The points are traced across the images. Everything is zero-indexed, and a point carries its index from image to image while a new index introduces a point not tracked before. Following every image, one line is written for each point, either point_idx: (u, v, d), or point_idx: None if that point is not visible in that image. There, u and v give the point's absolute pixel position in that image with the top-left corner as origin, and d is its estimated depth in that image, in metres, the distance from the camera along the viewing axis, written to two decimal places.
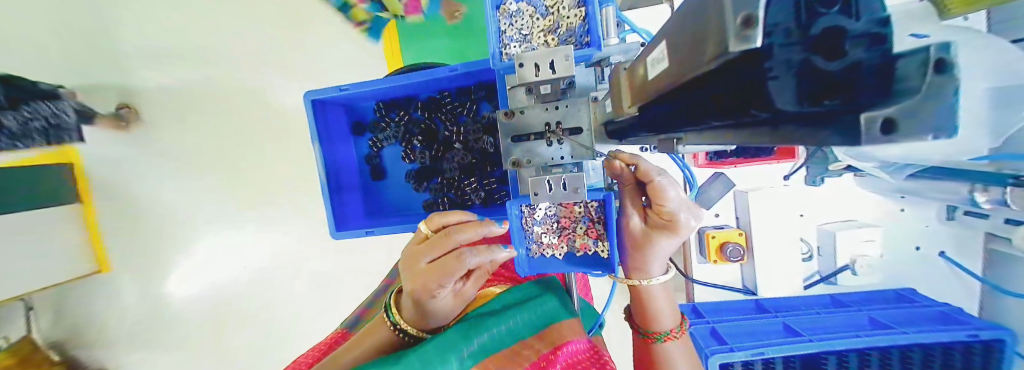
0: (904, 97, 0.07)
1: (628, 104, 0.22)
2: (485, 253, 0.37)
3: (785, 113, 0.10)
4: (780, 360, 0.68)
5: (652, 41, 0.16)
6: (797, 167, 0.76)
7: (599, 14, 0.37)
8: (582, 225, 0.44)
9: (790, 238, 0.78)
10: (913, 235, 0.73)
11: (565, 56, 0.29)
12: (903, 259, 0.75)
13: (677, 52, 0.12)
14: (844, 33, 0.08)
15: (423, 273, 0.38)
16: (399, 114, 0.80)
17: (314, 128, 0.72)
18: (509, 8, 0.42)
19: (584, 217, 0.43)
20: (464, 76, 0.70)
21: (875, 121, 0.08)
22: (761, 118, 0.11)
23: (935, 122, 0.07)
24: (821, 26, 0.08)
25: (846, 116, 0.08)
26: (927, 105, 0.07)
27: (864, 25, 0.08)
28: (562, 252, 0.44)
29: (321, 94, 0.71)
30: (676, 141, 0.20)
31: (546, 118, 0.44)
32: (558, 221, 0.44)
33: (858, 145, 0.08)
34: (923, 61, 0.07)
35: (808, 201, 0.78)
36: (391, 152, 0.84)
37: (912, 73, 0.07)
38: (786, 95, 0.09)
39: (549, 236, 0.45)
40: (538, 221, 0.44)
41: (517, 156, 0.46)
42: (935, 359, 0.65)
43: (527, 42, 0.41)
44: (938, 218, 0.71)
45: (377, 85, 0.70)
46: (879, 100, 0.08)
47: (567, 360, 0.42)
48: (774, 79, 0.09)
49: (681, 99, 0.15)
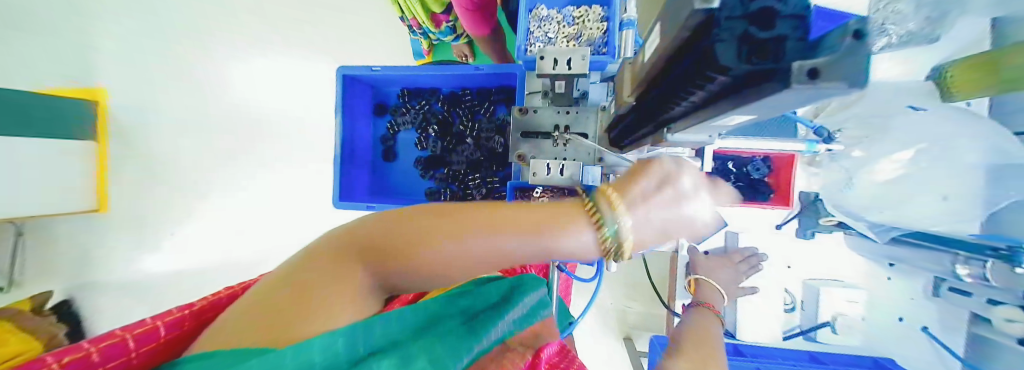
0: (826, 53, 0.10)
1: (626, 93, 0.25)
2: (674, 208, 0.26)
3: (732, 74, 0.12)
4: None
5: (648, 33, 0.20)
6: (790, 218, 0.77)
7: (620, 32, 0.41)
8: None
9: (775, 286, 0.79)
10: (896, 305, 0.75)
11: (582, 56, 0.32)
12: (886, 328, 0.76)
13: (669, 26, 0.15)
14: (775, 12, 0.11)
15: (535, 230, 0.26)
16: (421, 103, 0.85)
17: (340, 100, 0.78)
18: (542, 19, 0.46)
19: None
20: (488, 76, 0.74)
21: (804, 70, 0.10)
22: (720, 85, 0.14)
23: (849, 71, 0.09)
24: (758, 5, 0.11)
25: (777, 72, 0.11)
26: (838, 63, 0.10)
27: (794, 6, 0.11)
28: None
29: (353, 71, 0.77)
30: (670, 134, 0.22)
31: (555, 120, 0.48)
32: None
33: (790, 92, 0.11)
34: (838, 30, 0.10)
35: (796, 252, 0.79)
36: (406, 137, 0.88)
37: (836, 38, 0.10)
38: (731, 56, 0.12)
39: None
40: None
41: (524, 151, 0.49)
42: None
43: (551, 44, 0.45)
44: (924, 293, 0.72)
45: (406, 71, 0.76)
46: (807, 55, 0.10)
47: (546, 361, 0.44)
48: (721, 43, 0.12)
49: (670, 76, 0.17)
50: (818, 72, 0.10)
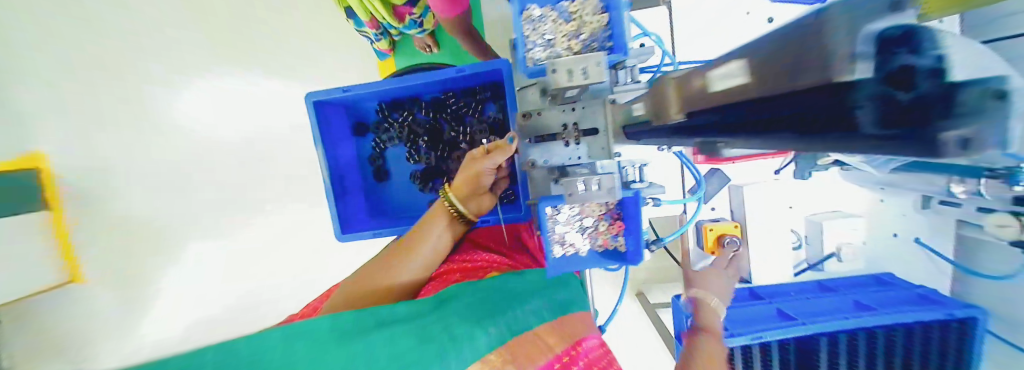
0: (970, 120, 0.08)
1: (675, 110, 0.24)
2: None
3: (856, 131, 0.11)
4: (777, 346, 0.68)
5: (721, 56, 0.19)
6: (787, 162, 0.80)
7: (624, 20, 0.38)
8: (603, 222, 0.41)
9: (781, 229, 0.83)
10: (892, 224, 0.80)
11: (597, 62, 0.30)
12: (881, 245, 0.82)
13: (773, 72, 0.14)
14: (912, 69, 0.09)
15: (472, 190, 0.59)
16: (403, 115, 0.80)
17: (317, 130, 0.73)
18: (535, 18, 0.41)
19: (605, 216, 0.40)
20: (469, 77, 0.71)
21: (947, 140, 0.09)
22: (837, 135, 0.12)
23: (999, 146, 0.08)
24: (895, 62, 0.09)
25: (918, 138, 0.09)
26: (994, 131, 0.08)
27: (930, 58, 0.09)
28: (586, 249, 0.41)
29: (324, 95, 0.71)
30: (722, 150, 0.22)
31: (563, 119, 0.46)
32: (587, 220, 0.40)
33: (937, 159, 0.09)
34: (982, 87, 0.08)
35: (796, 193, 0.83)
36: (396, 154, 0.84)
37: (975, 100, 0.08)
38: (864, 119, 0.11)
39: (577, 236, 0.41)
40: (560, 223, 0.39)
41: (534, 156, 0.48)
42: (918, 345, 0.66)
43: (552, 47, 0.41)
44: (914, 207, 0.76)
45: (382, 85, 0.71)
46: (944, 121, 0.09)
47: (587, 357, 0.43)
48: (855, 108, 0.11)
49: (750, 108, 0.16)
50: (959, 140, 0.09)
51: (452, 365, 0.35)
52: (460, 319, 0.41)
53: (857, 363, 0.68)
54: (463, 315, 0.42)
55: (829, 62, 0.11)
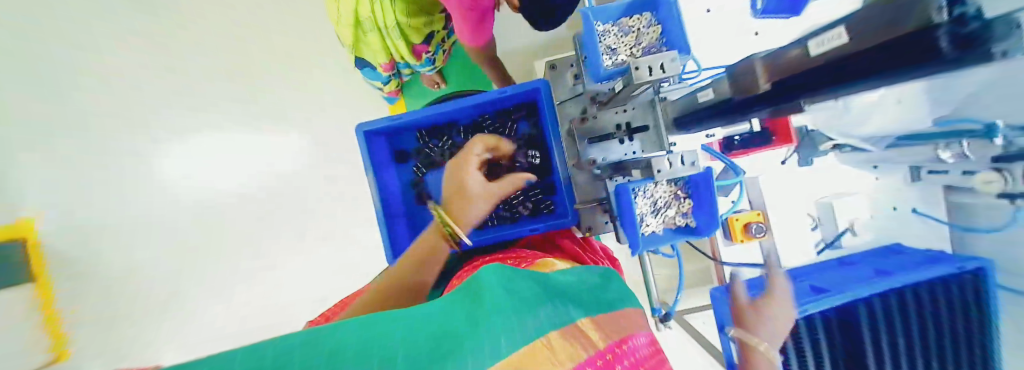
0: (1003, 35, 0.13)
1: (760, 80, 0.31)
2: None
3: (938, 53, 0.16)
4: (820, 318, 0.73)
5: (811, 32, 0.25)
6: (792, 152, 0.89)
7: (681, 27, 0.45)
8: (674, 202, 0.50)
9: (796, 212, 0.90)
10: (891, 198, 0.90)
11: (671, 59, 0.39)
12: (884, 218, 0.91)
13: (868, 33, 0.20)
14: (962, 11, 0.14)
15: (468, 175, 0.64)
16: (442, 140, 0.87)
17: (368, 158, 0.78)
18: (605, 33, 0.51)
19: (676, 193, 0.49)
20: (507, 99, 0.80)
21: (993, 49, 0.14)
22: (923, 60, 0.17)
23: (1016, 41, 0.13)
24: (949, 12, 0.15)
25: (979, 49, 0.14)
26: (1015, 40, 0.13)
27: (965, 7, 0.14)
28: (661, 226, 0.50)
29: (374, 125, 0.77)
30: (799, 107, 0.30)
31: (616, 120, 0.56)
32: (661, 201, 0.49)
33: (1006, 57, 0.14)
34: (1005, 21, 0.12)
35: (803, 178, 0.91)
36: (435, 176, 0.88)
37: (1000, 24, 0.13)
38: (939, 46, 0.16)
39: (653, 217, 0.49)
40: (645, 202, 0.48)
41: (594, 155, 0.57)
42: (942, 301, 0.72)
43: (616, 54, 0.50)
44: (905, 181, 0.86)
45: (428, 112, 0.79)
46: (988, 38, 0.13)
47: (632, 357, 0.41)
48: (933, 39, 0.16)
49: (851, 63, 0.22)
50: (1001, 49, 0.13)
51: (489, 351, 0.33)
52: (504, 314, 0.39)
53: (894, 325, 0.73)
54: (508, 311, 0.40)
55: (926, 13, 0.15)
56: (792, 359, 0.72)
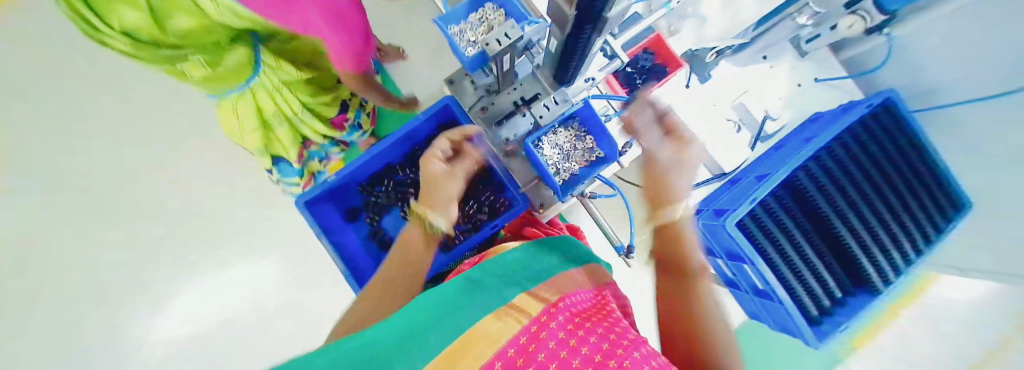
0: None
1: None
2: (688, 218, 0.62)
3: None
4: (774, 201, 0.76)
5: None
6: (690, 74, 0.99)
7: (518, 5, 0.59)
8: (577, 143, 0.61)
9: (719, 121, 0.97)
10: (795, 76, 0.97)
11: (512, 26, 0.51)
12: (795, 96, 0.98)
13: None
14: None
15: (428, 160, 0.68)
16: (384, 184, 0.92)
17: (316, 225, 0.80)
18: (466, 36, 0.62)
19: (575, 134, 0.60)
20: (426, 125, 0.88)
21: None
22: None
23: None
24: None
25: None
26: None
27: None
28: (578, 164, 0.61)
29: (309, 193, 0.81)
30: (603, 13, 0.41)
31: (512, 98, 0.68)
32: (566, 146, 0.61)
33: None
34: None
35: (713, 91, 0.99)
36: (391, 219, 0.92)
37: None
38: None
39: (565, 164, 0.61)
40: (550, 149, 0.60)
41: (506, 135, 0.67)
42: (867, 141, 0.78)
43: (473, 42, 0.61)
44: (795, 58, 0.96)
45: (358, 162, 0.83)
46: None
47: (570, 310, 0.45)
48: None
49: None
50: None
51: (443, 339, 0.34)
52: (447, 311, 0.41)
53: (844, 184, 0.76)
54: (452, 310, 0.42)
55: None
56: (772, 252, 0.74)
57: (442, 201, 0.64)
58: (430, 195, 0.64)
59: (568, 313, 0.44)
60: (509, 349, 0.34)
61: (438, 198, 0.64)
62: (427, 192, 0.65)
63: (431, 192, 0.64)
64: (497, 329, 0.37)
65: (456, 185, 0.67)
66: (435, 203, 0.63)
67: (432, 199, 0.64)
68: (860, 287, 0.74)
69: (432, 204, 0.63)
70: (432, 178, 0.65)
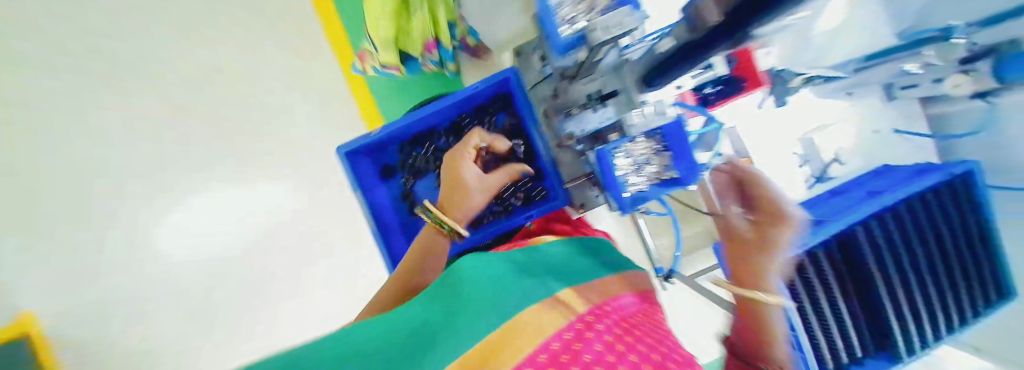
0: None
1: (714, 12, 0.31)
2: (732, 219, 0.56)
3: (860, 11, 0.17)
4: (822, 251, 0.73)
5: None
6: (766, 96, 0.92)
7: None
8: (656, 156, 0.52)
9: (781, 151, 0.92)
10: (868, 122, 0.92)
11: (624, 14, 0.43)
12: (867, 142, 0.93)
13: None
14: None
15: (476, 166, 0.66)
16: (426, 146, 0.88)
17: (352, 177, 0.78)
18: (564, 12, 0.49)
19: (654, 148, 0.52)
20: (482, 93, 0.81)
21: None
22: None
23: None
24: None
25: None
26: None
27: None
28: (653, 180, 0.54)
29: (352, 143, 0.77)
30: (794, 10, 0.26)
31: (586, 90, 0.60)
32: (640, 157, 0.54)
33: None
34: None
35: (784, 120, 0.92)
36: (425, 184, 0.89)
37: None
38: None
39: (635, 175, 0.54)
40: (626, 156, 0.53)
41: (571, 130, 0.62)
42: (935, 210, 0.74)
43: (570, 19, 0.50)
44: (882, 101, 0.90)
45: (405, 120, 0.78)
46: None
47: (617, 311, 0.44)
48: None
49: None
50: None
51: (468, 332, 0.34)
52: (480, 303, 0.41)
53: (897, 249, 0.73)
54: (484, 300, 0.41)
55: None
56: (806, 301, 0.72)
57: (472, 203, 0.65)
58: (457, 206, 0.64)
59: (613, 315, 0.43)
60: (556, 342, 0.34)
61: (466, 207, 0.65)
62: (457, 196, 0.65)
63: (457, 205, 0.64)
64: (543, 323, 0.37)
65: (481, 198, 0.67)
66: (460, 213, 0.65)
67: (476, 197, 0.66)
68: (881, 351, 0.74)
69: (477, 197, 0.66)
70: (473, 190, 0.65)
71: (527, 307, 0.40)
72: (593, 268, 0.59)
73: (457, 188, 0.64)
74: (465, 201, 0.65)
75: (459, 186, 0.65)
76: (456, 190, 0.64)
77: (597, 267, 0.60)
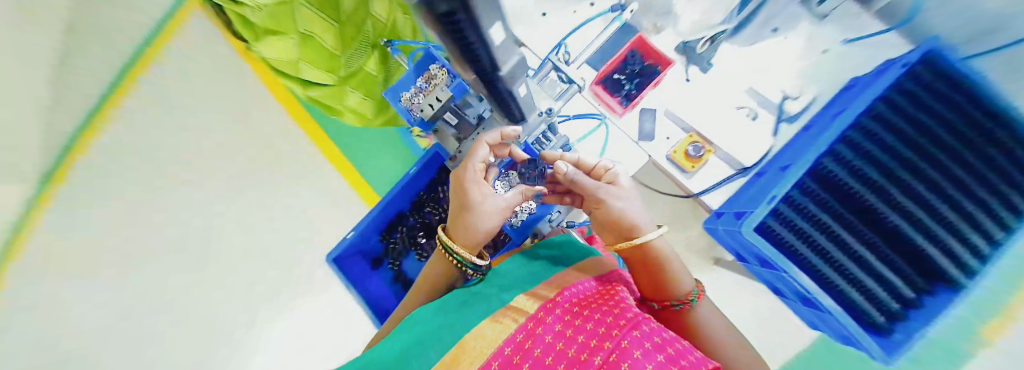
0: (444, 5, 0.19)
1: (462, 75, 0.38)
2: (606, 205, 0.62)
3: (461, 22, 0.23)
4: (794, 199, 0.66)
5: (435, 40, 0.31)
6: (687, 67, 0.91)
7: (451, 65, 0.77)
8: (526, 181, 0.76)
9: (727, 110, 0.87)
10: (810, 46, 0.84)
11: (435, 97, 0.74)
12: (819, 67, 0.83)
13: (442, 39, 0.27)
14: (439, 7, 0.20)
15: (458, 195, 0.64)
16: (400, 229, 1.00)
17: (342, 277, 0.92)
18: (410, 98, 0.79)
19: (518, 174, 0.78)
20: (425, 169, 0.94)
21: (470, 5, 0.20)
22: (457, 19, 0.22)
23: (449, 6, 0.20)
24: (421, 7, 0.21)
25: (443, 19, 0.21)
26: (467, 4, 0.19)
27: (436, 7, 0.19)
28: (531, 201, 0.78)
29: (336, 248, 0.92)
30: (499, 75, 0.35)
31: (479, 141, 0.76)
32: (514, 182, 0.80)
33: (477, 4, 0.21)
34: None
35: (717, 81, 0.90)
36: (408, 262, 0.99)
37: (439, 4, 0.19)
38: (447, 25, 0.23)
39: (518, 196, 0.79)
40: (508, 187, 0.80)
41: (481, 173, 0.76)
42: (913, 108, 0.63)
43: (417, 104, 0.79)
44: (812, 23, 0.82)
45: (371, 215, 0.93)
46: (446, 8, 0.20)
47: (568, 302, 0.48)
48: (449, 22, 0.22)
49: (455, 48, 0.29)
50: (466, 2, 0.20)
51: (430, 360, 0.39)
52: (446, 328, 0.45)
53: (888, 164, 0.63)
54: (450, 323, 0.46)
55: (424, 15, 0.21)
56: (809, 254, 0.63)
57: (481, 227, 0.63)
58: (460, 236, 0.64)
59: (562, 306, 0.47)
60: (504, 349, 0.38)
61: (470, 239, 0.64)
62: (457, 226, 0.65)
63: (460, 237, 0.64)
64: (496, 333, 0.42)
65: (494, 224, 0.64)
66: (466, 246, 0.65)
67: (479, 236, 0.64)
68: (935, 285, 0.58)
69: (478, 235, 0.64)
70: (473, 222, 0.63)
71: (484, 322, 0.45)
72: (562, 263, 0.62)
73: (460, 216, 0.64)
74: (462, 235, 0.64)
75: (459, 215, 0.64)
76: (460, 221, 0.64)
77: (564, 259, 0.64)
